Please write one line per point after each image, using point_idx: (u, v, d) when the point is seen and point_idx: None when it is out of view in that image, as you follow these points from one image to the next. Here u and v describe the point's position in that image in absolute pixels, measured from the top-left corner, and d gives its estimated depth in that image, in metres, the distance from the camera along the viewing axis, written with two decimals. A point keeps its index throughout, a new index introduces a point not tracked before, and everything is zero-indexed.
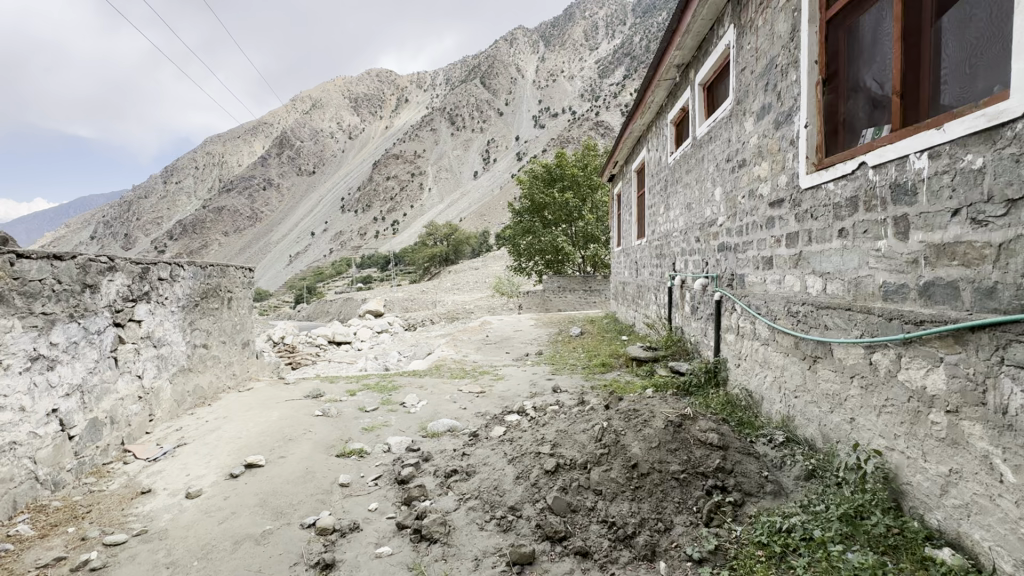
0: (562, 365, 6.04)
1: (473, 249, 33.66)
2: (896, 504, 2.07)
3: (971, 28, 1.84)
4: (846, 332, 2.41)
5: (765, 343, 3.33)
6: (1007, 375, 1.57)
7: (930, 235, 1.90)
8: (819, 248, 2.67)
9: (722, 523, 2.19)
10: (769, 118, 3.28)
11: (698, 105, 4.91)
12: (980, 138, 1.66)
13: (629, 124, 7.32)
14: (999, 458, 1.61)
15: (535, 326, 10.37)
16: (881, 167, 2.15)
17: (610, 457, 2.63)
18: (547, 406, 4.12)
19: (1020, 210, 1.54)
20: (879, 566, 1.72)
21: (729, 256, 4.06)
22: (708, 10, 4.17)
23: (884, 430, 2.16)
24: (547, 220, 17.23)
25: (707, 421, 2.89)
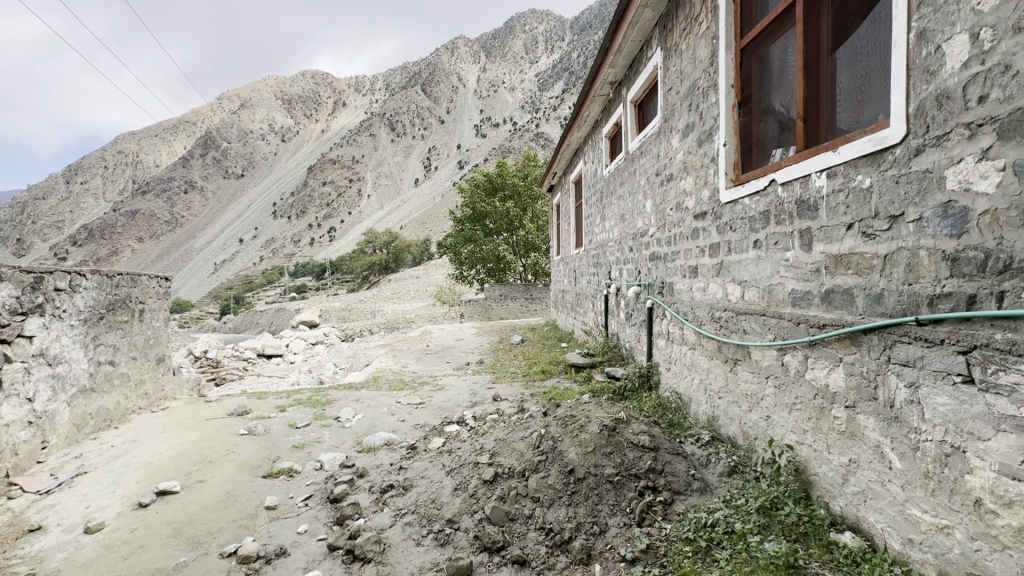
0: (504, 374, 6.05)
1: (414, 258, 33.17)
2: (806, 493, 2.24)
3: (858, 62, 2.07)
4: (761, 335, 2.60)
5: (692, 347, 3.52)
6: (893, 372, 1.77)
7: (830, 247, 2.10)
8: (737, 258, 2.87)
9: (653, 522, 2.27)
10: (693, 136, 3.50)
11: (630, 121, 5.15)
12: (868, 160, 1.86)
13: (566, 136, 7.54)
14: (888, 446, 1.80)
15: (476, 335, 10.33)
16: (788, 184, 2.35)
17: (548, 463, 2.67)
18: (486, 415, 4.10)
19: (901, 225, 1.73)
20: (791, 554, 1.85)
21: (659, 265, 4.26)
22: (638, 32, 4.40)
23: (795, 426, 2.34)
24: (488, 228, 17.33)
25: (640, 423, 3.00)
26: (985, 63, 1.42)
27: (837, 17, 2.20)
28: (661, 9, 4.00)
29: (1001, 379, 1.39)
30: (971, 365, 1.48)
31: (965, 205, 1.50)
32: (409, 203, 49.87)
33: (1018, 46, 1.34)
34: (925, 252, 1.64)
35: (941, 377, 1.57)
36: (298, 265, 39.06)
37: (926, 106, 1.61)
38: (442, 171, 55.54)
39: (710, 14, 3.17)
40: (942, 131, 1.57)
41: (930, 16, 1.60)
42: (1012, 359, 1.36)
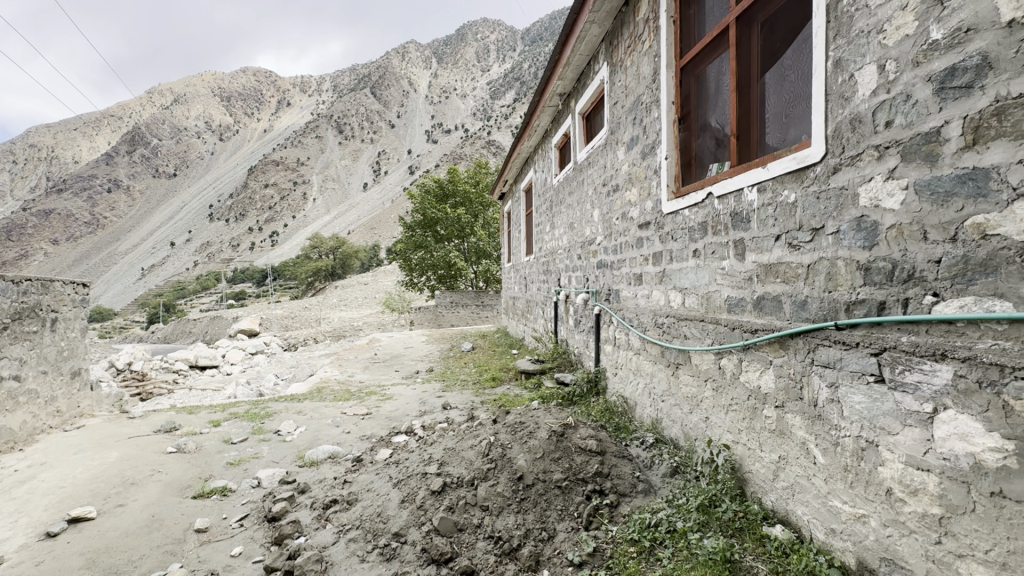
0: (454, 381, 5.99)
1: (363, 264, 32.33)
2: (741, 490, 2.37)
3: (784, 85, 2.23)
4: (700, 340, 2.73)
5: (637, 352, 3.63)
6: (816, 373, 1.90)
7: (761, 257, 2.24)
8: (678, 266, 3.00)
9: (600, 525, 2.32)
10: (637, 148, 3.63)
11: (579, 132, 5.28)
12: (793, 177, 2.01)
13: (516, 145, 7.63)
14: (812, 442, 1.93)
15: (427, 343, 10.18)
16: (724, 197, 2.49)
17: (497, 470, 2.66)
18: (436, 424, 4.04)
19: (822, 237, 1.88)
20: (727, 550, 1.94)
21: (606, 272, 4.38)
22: (585, 47, 4.53)
23: (731, 426, 2.47)
24: (439, 235, 17.19)
25: (587, 428, 3.05)
26: (890, 92, 1.58)
27: (765, 43, 2.37)
28: (607, 25, 4.15)
29: (906, 378, 1.53)
30: (882, 366, 1.61)
31: (876, 220, 1.64)
32: (357, 208, 48.61)
33: (916, 78, 1.50)
34: (842, 262, 1.79)
35: (857, 377, 1.71)
36: (237, 271, 37.06)
37: (842, 129, 1.76)
38: (392, 175, 54.62)
39: (652, 34, 3.32)
40: (855, 151, 1.72)
41: (845, 47, 1.75)
42: (916, 360, 1.50)
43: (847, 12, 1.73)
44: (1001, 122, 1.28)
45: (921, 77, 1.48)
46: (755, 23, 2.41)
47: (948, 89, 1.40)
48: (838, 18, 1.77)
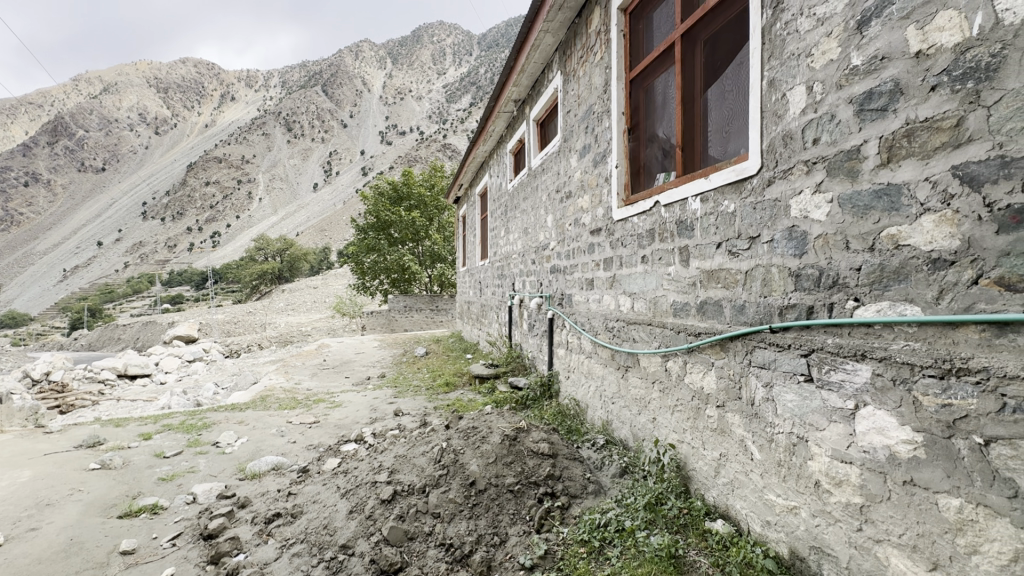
0: (406, 387, 5.87)
1: (312, 267, 31.23)
2: (685, 487, 2.46)
3: (725, 101, 2.36)
4: (648, 343, 2.82)
5: (588, 355, 3.71)
6: (752, 373, 2.01)
7: (703, 263, 2.34)
8: (628, 272, 3.09)
9: (551, 527, 2.34)
10: (589, 156, 3.72)
11: (533, 138, 5.35)
12: (732, 188, 2.12)
13: (472, 149, 7.61)
14: (750, 439, 2.03)
15: (379, 348, 9.95)
16: (670, 206, 2.59)
17: (449, 477, 2.63)
18: (387, 431, 3.95)
19: (757, 246, 1.99)
20: (672, 546, 2.01)
21: (559, 277, 4.45)
22: (540, 55, 4.60)
23: (676, 426, 2.56)
24: (393, 238, 16.89)
25: (539, 431, 3.08)
26: (817, 112, 1.70)
27: (707, 60, 2.50)
28: (561, 36, 4.24)
29: (832, 377, 1.65)
30: (811, 366, 1.73)
31: (805, 230, 1.76)
32: (307, 209, 46.94)
33: (839, 100, 1.62)
34: (775, 269, 1.90)
35: (789, 377, 1.82)
36: (174, 273, 34.81)
37: (775, 144, 1.88)
38: (344, 176, 53.17)
39: (603, 46, 3.42)
40: (787, 166, 1.84)
41: (778, 68, 1.88)
42: (840, 360, 1.61)
43: (780, 36, 1.86)
44: (911, 143, 1.41)
45: (844, 99, 1.60)
46: (699, 41, 2.53)
47: (866, 111, 1.53)
48: (772, 41, 1.90)
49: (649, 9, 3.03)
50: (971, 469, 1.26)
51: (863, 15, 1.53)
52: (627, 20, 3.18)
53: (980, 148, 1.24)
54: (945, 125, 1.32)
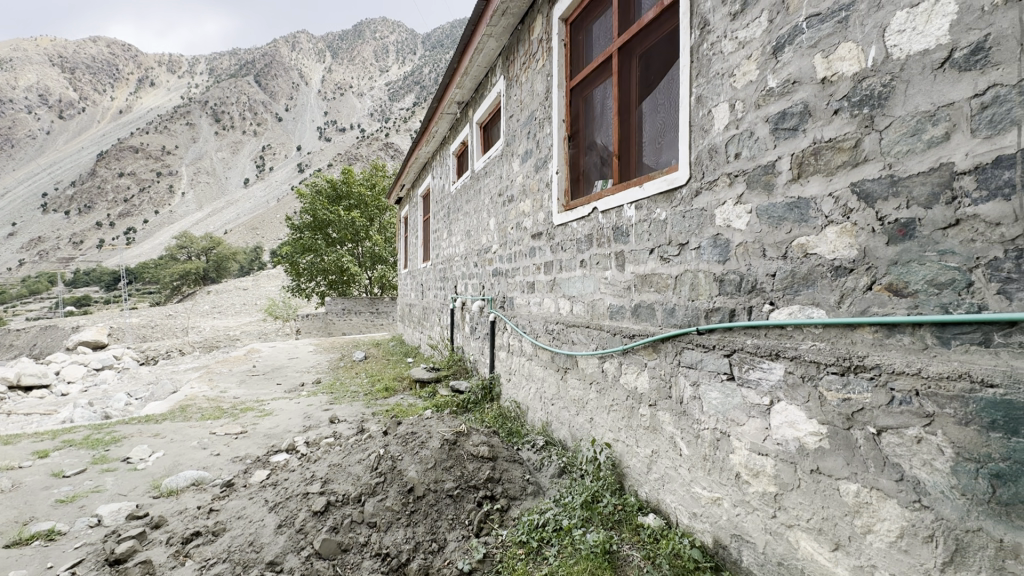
0: (343, 393, 5.66)
1: (241, 268, 29.39)
2: (620, 484, 2.55)
3: (658, 113, 2.48)
4: (586, 345, 2.90)
5: (529, 358, 3.75)
6: (681, 373, 2.12)
7: (637, 268, 2.44)
8: (567, 275, 3.16)
9: (490, 530, 2.34)
10: (531, 161, 3.78)
11: (476, 141, 5.35)
12: (664, 197, 2.23)
13: (414, 149, 7.49)
14: (679, 436, 2.14)
15: (314, 353, 9.52)
16: (607, 212, 2.68)
17: (386, 484, 2.56)
18: (321, 439, 3.79)
19: (686, 252, 2.10)
20: (607, 542, 2.07)
21: (501, 280, 4.47)
22: (483, 58, 4.61)
23: (612, 426, 2.65)
24: (331, 238, 16.27)
25: (480, 435, 3.07)
26: (739, 128, 1.83)
27: (642, 74, 2.61)
28: (504, 41, 4.28)
29: (750, 375, 1.77)
30: (732, 365, 1.85)
31: (728, 238, 1.88)
32: (237, 206, 44.21)
33: (757, 119, 1.75)
34: (702, 274, 2.01)
35: (713, 376, 1.94)
36: (79, 272, 31.51)
37: (702, 157, 2.00)
38: (278, 172, 50.60)
39: (545, 54, 3.49)
40: (712, 177, 1.96)
41: (704, 86, 2.00)
42: (757, 359, 1.74)
43: (706, 56, 1.98)
44: (817, 161, 1.54)
45: (761, 118, 1.73)
46: (634, 55, 2.64)
47: (780, 129, 1.66)
48: (699, 60, 2.02)
49: (589, 21, 3.13)
50: (866, 456, 1.40)
51: (777, 41, 1.66)
52: (568, 30, 3.26)
53: (874, 168, 1.38)
54: (845, 145, 1.46)
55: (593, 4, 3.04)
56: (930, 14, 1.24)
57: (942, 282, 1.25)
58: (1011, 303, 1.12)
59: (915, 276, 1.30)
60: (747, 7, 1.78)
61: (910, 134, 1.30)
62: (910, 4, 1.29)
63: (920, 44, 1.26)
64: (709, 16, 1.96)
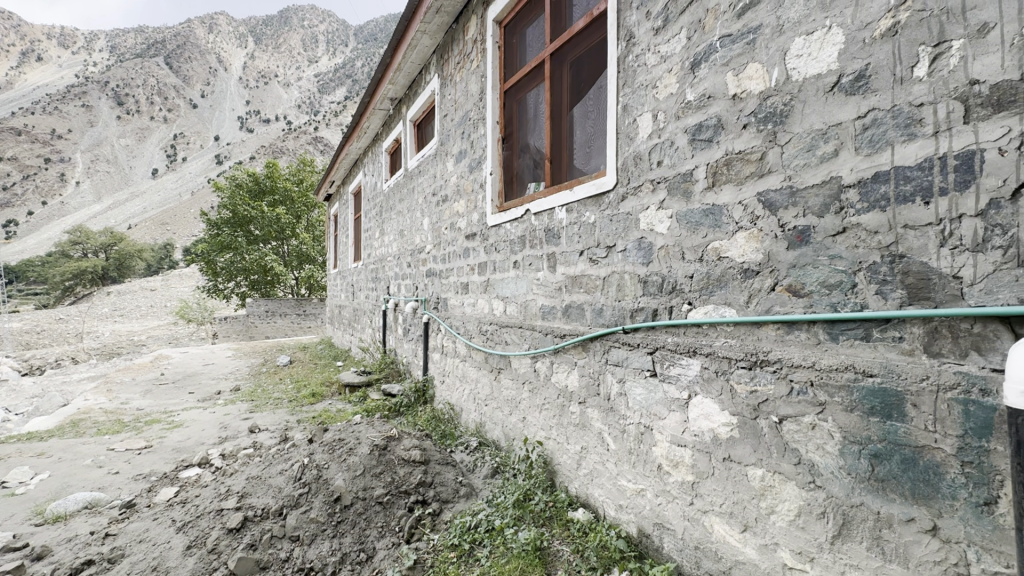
0: (265, 400, 5.33)
1: (147, 266, 26.77)
2: (551, 481, 2.61)
3: (588, 119, 2.55)
4: (519, 345, 2.93)
5: (463, 359, 3.74)
6: (609, 370, 2.20)
7: (568, 269, 2.50)
8: (501, 276, 3.17)
9: (421, 535, 2.30)
10: (464, 162, 3.76)
11: (409, 139, 5.24)
12: (593, 201, 2.30)
13: (344, 144, 7.20)
14: (606, 432, 2.22)
15: (233, 358, 8.89)
16: (539, 214, 2.73)
17: (311, 495, 2.44)
18: (239, 451, 3.54)
19: (613, 254, 2.18)
20: (539, 540, 2.10)
21: (434, 281, 4.41)
22: (417, 55, 4.52)
23: (543, 424, 2.70)
24: (253, 235, 15.27)
25: (411, 438, 3.01)
26: (661, 137, 1.93)
27: (573, 80, 2.69)
28: (438, 39, 4.23)
29: (671, 370, 1.87)
30: (655, 362, 1.95)
31: (651, 241, 1.98)
32: (143, 198, 40.29)
33: (677, 130, 1.85)
34: (627, 276, 2.10)
35: (638, 373, 2.03)
36: None
37: (627, 164, 2.09)
38: (193, 162, 46.71)
39: (479, 55, 3.49)
40: (637, 183, 2.05)
41: (630, 95, 2.09)
42: (677, 356, 1.84)
43: (632, 67, 2.07)
44: (729, 170, 1.66)
45: (680, 128, 1.83)
46: (566, 62, 2.71)
47: (697, 140, 1.77)
48: (625, 71, 2.11)
49: (523, 25, 3.18)
50: (770, 443, 1.53)
51: (695, 58, 1.77)
52: (502, 33, 3.29)
53: (777, 179, 1.51)
54: (752, 158, 1.59)
55: (527, 9, 3.08)
56: (822, 42, 1.38)
57: (832, 283, 1.38)
58: (887, 302, 1.27)
59: (810, 278, 1.44)
60: (669, 24, 1.89)
61: (806, 149, 1.44)
62: (806, 32, 1.42)
63: (814, 69, 1.40)
64: (634, 29, 2.06)
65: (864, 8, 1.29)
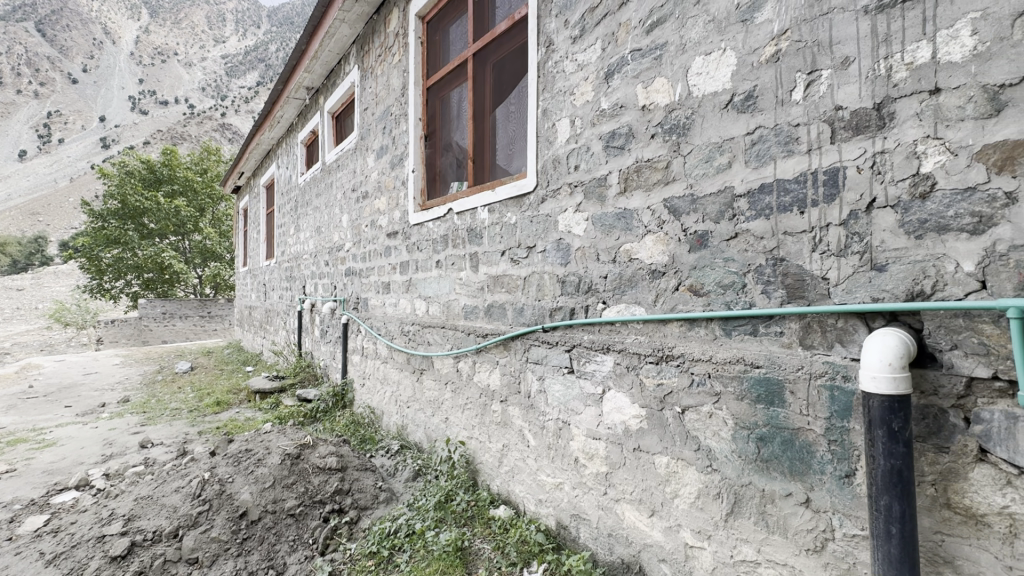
0: (160, 411, 4.83)
1: (11, 263, 23.18)
2: (473, 481, 2.61)
3: (510, 121, 2.59)
4: (441, 345, 2.90)
5: (384, 361, 3.63)
6: (529, 368, 2.25)
7: (490, 269, 2.52)
8: (423, 275, 3.12)
9: (337, 546, 2.21)
10: (386, 158, 3.66)
11: (327, 131, 5.00)
12: (514, 202, 2.34)
13: (254, 133, 6.71)
14: (527, 429, 2.26)
15: (121, 366, 7.96)
16: (462, 214, 2.72)
17: (213, 512, 2.26)
18: (127, 469, 3.18)
19: (533, 255, 2.23)
20: (460, 540, 2.10)
21: (354, 280, 4.24)
22: (335, 44, 4.32)
23: (465, 424, 2.69)
24: (147, 229, 13.79)
25: (328, 445, 2.87)
26: (578, 142, 2.00)
27: (496, 82, 2.71)
28: (357, 29, 4.07)
29: (587, 366, 1.95)
30: (572, 359, 2.02)
31: (568, 242, 2.05)
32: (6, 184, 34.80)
33: (592, 136, 1.93)
34: (547, 276, 2.15)
35: (556, 370, 2.09)
36: None
37: (547, 167, 2.15)
38: (71, 144, 41.13)
39: (401, 49, 3.42)
40: (555, 186, 2.11)
41: (549, 100, 2.15)
42: (593, 352, 1.93)
43: (551, 73, 2.13)
44: (639, 177, 1.76)
45: (596, 135, 1.92)
46: (489, 63, 2.72)
47: (611, 147, 1.86)
48: (545, 76, 2.16)
49: (446, 22, 3.15)
50: (673, 432, 1.64)
51: (608, 68, 1.86)
52: (425, 29, 3.24)
53: (680, 186, 1.63)
54: (658, 166, 1.69)
55: (450, 7, 3.06)
56: (719, 63, 1.51)
57: (725, 283, 1.52)
58: (770, 301, 1.42)
59: (707, 279, 1.56)
60: (585, 33, 1.96)
61: (705, 160, 1.56)
62: (705, 52, 1.54)
63: (712, 87, 1.53)
64: (553, 36, 2.12)
65: (753, 35, 1.42)
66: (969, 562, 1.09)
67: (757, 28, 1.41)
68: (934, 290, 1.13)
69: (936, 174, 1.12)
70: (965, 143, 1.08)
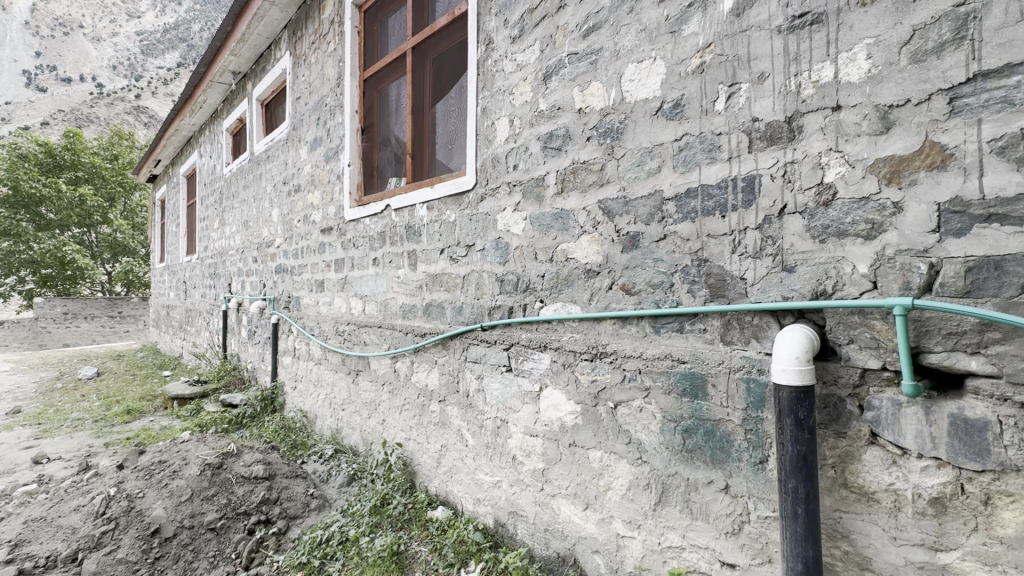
0: (59, 422, 4.35)
1: None
2: (411, 483, 2.56)
3: (449, 118, 2.56)
4: (377, 345, 2.83)
5: (317, 362, 3.48)
6: (467, 367, 2.24)
7: (428, 267, 2.48)
8: (359, 273, 3.02)
9: (263, 559, 2.08)
10: (320, 150, 3.50)
11: (255, 119, 4.71)
12: (453, 200, 2.31)
13: (173, 118, 6.20)
14: (465, 428, 2.25)
15: (12, 373, 7.09)
16: (400, 210, 2.65)
17: (119, 532, 2.07)
18: (16, 488, 2.83)
19: (472, 253, 2.22)
20: (396, 544, 2.05)
21: (284, 278, 4.03)
22: (265, 27, 4.08)
23: (403, 426, 2.64)
24: (45, 220, 12.40)
25: (254, 452, 2.71)
26: (517, 142, 2.01)
27: (435, 78, 2.67)
28: (289, 13, 3.87)
29: (524, 364, 1.97)
30: (510, 357, 2.03)
31: (507, 241, 2.05)
32: None
33: (531, 136, 1.95)
34: (485, 275, 2.15)
35: (494, 368, 2.10)
36: None
37: (486, 165, 2.15)
38: None
39: (336, 37, 3.28)
40: (493, 185, 2.11)
41: (489, 99, 2.14)
42: (530, 351, 1.95)
43: (490, 71, 2.13)
44: (575, 178, 1.80)
45: (534, 136, 1.93)
46: (427, 58, 2.68)
47: (548, 147, 1.89)
48: (484, 74, 2.15)
49: (384, 13, 3.06)
50: (606, 426, 1.69)
51: (546, 70, 1.88)
52: (362, 18, 3.13)
53: (614, 188, 1.68)
54: (594, 168, 1.74)
55: None
56: (649, 71, 1.57)
57: (655, 283, 1.58)
58: (695, 299, 1.49)
59: (638, 278, 1.62)
60: (524, 34, 1.98)
61: (637, 164, 1.61)
62: (637, 59, 1.60)
63: (643, 94, 1.58)
64: (492, 34, 2.11)
65: (680, 46, 1.49)
66: (862, 535, 1.21)
67: (685, 40, 1.48)
68: (835, 289, 1.23)
69: (837, 184, 1.23)
70: (861, 157, 1.19)
